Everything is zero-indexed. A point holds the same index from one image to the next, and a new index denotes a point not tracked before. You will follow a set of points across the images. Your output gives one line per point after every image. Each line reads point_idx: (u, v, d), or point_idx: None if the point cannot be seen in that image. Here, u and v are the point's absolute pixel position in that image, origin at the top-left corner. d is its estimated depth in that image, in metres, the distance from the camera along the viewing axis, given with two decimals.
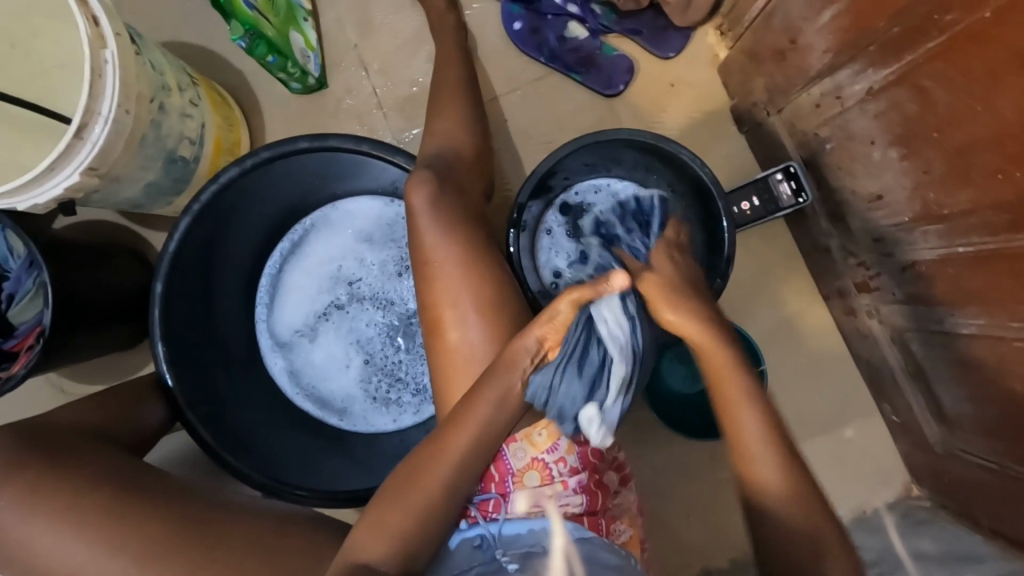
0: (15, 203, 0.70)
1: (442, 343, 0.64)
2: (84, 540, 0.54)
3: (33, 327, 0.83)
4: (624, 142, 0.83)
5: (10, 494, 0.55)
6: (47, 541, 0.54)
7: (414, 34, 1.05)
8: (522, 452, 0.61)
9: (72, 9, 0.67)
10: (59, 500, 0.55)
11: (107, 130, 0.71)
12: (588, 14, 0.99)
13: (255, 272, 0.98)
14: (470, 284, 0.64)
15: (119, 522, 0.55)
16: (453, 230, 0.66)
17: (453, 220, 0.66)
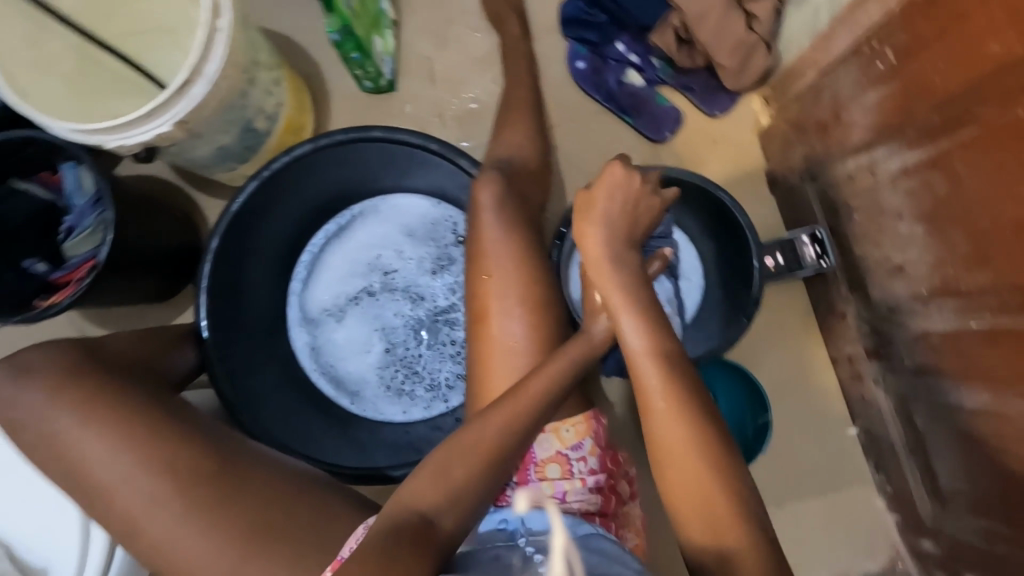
0: (105, 140, 0.74)
1: (484, 331, 0.67)
2: (120, 456, 0.56)
3: (85, 261, 0.86)
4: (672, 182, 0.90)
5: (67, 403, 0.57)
6: (87, 454, 0.56)
7: (484, 57, 1.13)
8: (548, 442, 0.64)
9: None
10: (103, 416, 0.57)
11: (206, 90, 0.75)
12: (647, 65, 1.07)
13: (299, 247, 1.02)
14: (519, 281, 0.68)
15: (157, 447, 0.57)
16: (509, 229, 0.70)
17: (511, 221, 0.71)
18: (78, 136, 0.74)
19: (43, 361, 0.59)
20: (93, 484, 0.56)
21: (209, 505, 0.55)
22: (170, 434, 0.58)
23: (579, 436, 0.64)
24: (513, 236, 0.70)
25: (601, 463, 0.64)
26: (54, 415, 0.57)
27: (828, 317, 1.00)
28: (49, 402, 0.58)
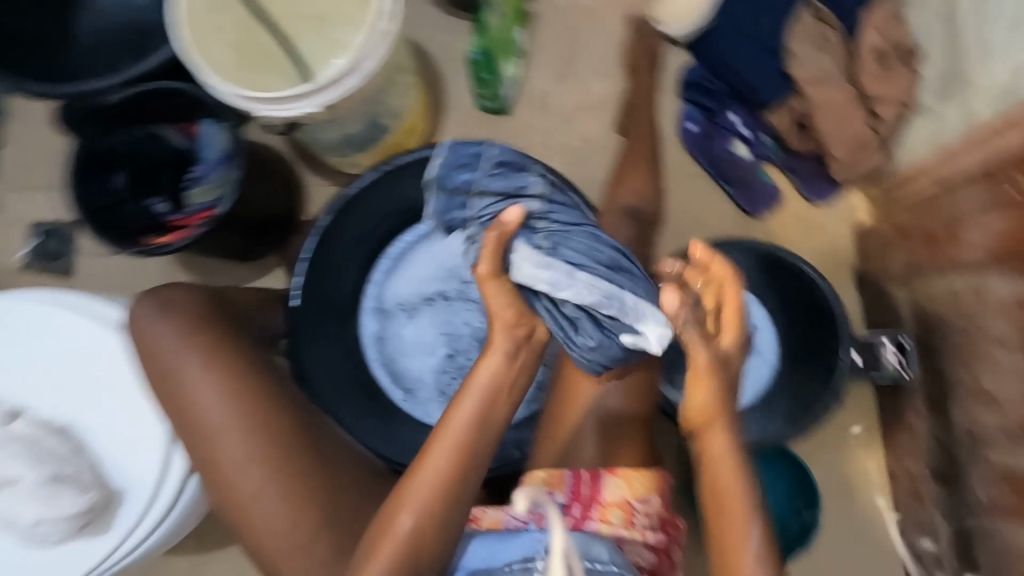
0: (258, 108, 0.80)
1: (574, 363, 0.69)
2: (233, 406, 0.62)
3: (202, 210, 0.93)
4: (770, 260, 0.93)
5: (200, 346, 0.63)
6: (207, 394, 0.62)
7: (600, 101, 1.17)
8: (617, 486, 0.66)
9: None
10: (229, 366, 0.63)
11: (356, 83, 0.80)
12: (756, 140, 1.09)
13: (390, 239, 1.05)
14: None
15: (258, 407, 0.63)
16: None
17: None
18: (238, 101, 0.81)
19: (186, 303, 0.66)
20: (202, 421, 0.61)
21: (294, 470, 0.62)
22: (272, 394, 0.64)
23: (648, 489, 0.66)
24: None
25: (662, 522, 0.66)
26: (184, 355, 0.63)
27: (895, 428, 0.97)
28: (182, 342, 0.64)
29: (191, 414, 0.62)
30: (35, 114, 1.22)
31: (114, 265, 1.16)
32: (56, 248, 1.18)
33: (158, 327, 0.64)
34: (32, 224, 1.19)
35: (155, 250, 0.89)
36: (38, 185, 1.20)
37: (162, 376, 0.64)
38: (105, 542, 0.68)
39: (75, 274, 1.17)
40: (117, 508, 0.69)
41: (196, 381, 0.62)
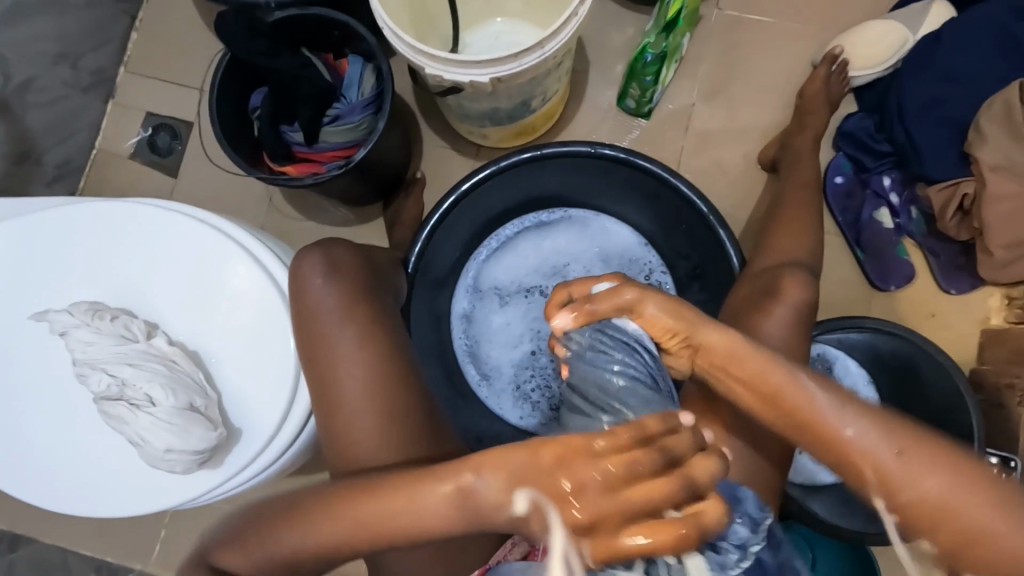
0: (425, 65, 0.76)
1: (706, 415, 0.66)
2: (375, 388, 0.58)
3: (336, 151, 0.93)
4: (901, 347, 0.88)
5: (359, 320, 0.60)
6: (352, 372, 0.58)
7: (746, 127, 1.10)
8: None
9: None
10: (379, 346, 0.59)
11: (535, 62, 0.75)
12: (904, 212, 1.02)
13: (503, 222, 1.02)
14: None
15: (396, 400, 0.59)
16: (757, 327, 0.68)
17: (763, 319, 0.68)
18: (407, 52, 0.76)
19: (348, 267, 0.63)
20: (340, 395, 0.58)
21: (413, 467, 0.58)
22: (411, 392, 0.60)
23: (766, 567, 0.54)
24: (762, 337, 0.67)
25: None
26: (341, 327, 0.59)
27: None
28: (341, 310, 0.60)
29: (329, 387, 0.58)
30: (171, 4, 1.19)
31: (217, 175, 1.16)
32: (165, 143, 1.18)
33: (317, 290, 0.60)
34: (146, 114, 1.19)
35: (282, 179, 0.88)
36: (160, 76, 1.19)
37: (308, 344, 0.59)
38: (215, 479, 0.57)
39: (177, 173, 1.17)
40: (235, 444, 0.59)
41: (348, 355, 0.59)
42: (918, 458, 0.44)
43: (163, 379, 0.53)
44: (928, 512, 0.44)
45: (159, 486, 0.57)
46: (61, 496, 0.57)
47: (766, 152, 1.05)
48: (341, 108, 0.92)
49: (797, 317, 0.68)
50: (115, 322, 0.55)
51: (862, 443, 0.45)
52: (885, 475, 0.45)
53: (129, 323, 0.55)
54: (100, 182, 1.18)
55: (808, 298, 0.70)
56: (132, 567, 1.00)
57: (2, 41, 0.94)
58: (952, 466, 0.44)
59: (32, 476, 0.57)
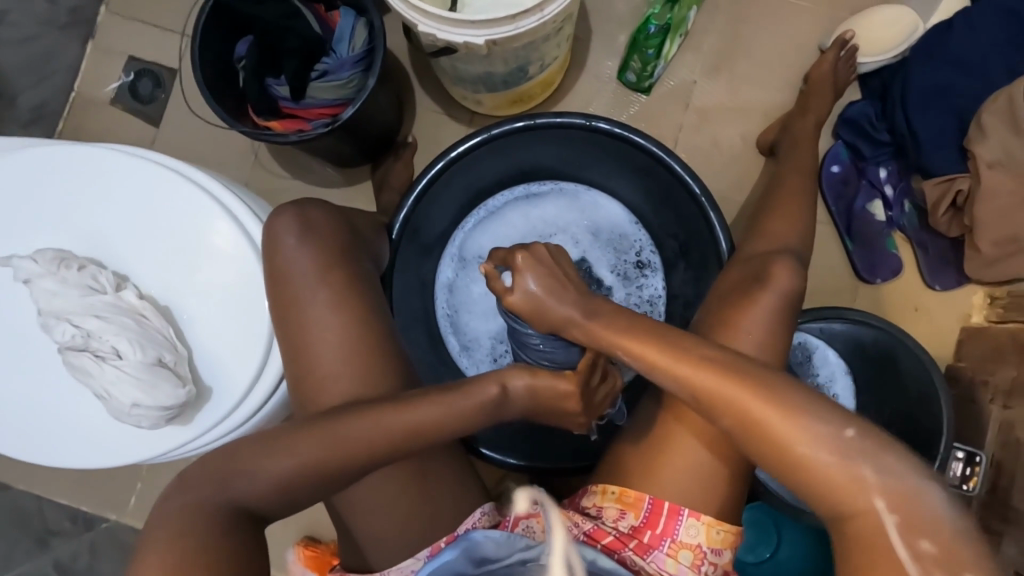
0: (418, 21, 0.73)
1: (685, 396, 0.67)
2: (348, 349, 0.58)
3: (322, 109, 0.89)
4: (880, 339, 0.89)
5: (335, 280, 0.59)
6: (325, 332, 0.57)
7: (746, 109, 1.08)
8: (696, 530, 0.64)
9: None
10: (353, 306, 0.58)
11: (533, 26, 0.72)
12: (897, 204, 1.02)
13: (493, 191, 1.00)
14: None
15: (370, 361, 0.58)
16: (739, 311, 0.68)
17: (746, 304, 0.68)
18: (400, 7, 0.73)
19: (324, 227, 0.61)
20: (314, 357, 0.57)
21: None
22: (387, 355, 0.59)
23: (725, 543, 0.64)
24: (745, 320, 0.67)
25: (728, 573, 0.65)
26: (316, 286, 0.58)
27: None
28: (315, 271, 0.59)
29: (301, 348, 0.57)
30: None
31: (200, 128, 1.12)
32: (147, 90, 1.14)
33: (294, 249, 0.59)
34: (128, 59, 1.14)
35: (266, 135, 0.85)
36: (143, 18, 1.13)
37: (280, 304, 0.58)
38: (184, 436, 0.57)
39: (159, 123, 1.13)
40: (205, 403, 0.58)
41: (321, 316, 0.58)
42: (722, 388, 0.53)
43: (131, 332, 0.52)
44: (731, 427, 0.52)
45: (125, 441, 0.56)
46: (22, 447, 0.55)
47: (766, 135, 1.03)
48: (328, 62, 0.89)
49: (782, 304, 0.68)
50: (82, 271, 0.53)
51: (681, 377, 0.55)
52: (695, 401, 0.54)
53: (98, 274, 0.54)
54: (78, 128, 1.14)
55: (795, 285, 0.69)
56: (106, 518, 1.01)
57: None
58: (754, 398, 0.51)
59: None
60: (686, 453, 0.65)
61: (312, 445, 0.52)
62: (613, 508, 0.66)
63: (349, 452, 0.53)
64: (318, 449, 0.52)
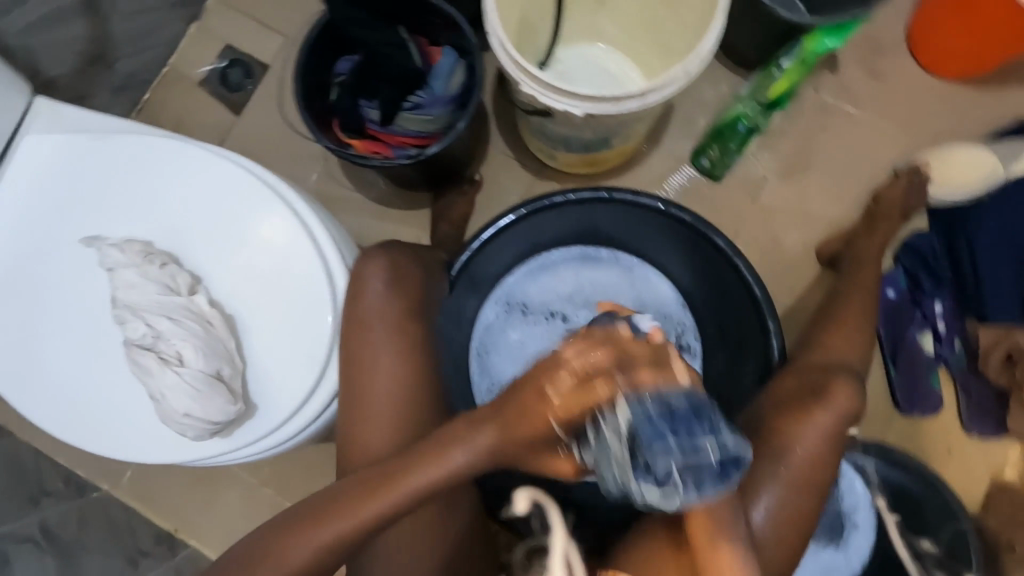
0: (524, 82, 0.74)
1: None
2: (385, 414, 0.58)
3: (407, 139, 0.92)
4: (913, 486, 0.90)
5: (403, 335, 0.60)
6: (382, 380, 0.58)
7: (812, 216, 1.08)
8: None
9: (710, 32, 0.72)
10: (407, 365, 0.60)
11: (632, 109, 0.73)
12: (948, 342, 1.00)
13: (551, 246, 1.00)
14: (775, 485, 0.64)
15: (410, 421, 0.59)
16: (788, 429, 0.67)
17: (798, 426, 0.67)
18: (509, 66, 0.75)
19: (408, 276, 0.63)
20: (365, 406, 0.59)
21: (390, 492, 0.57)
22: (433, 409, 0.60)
23: None
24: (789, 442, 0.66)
25: None
26: (384, 330, 0.59)
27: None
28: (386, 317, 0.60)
29: (357, 392, 0.59)
30: None
31: (278, 125, 1.15)
32: (237, 79, 1.17)
33: (376, 293, 0.60)
34: (225, 46, 1.18)
35: (349, 154, 0.86)
36: (248, 11, 1.17)
37: (352, 352, 0.59)
38: (220, 447, 0.57)
39: (240, 113, 1.16)
40: (248, 420, 0.58)
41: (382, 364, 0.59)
42: None
43: (198, 338, 0.52)
44: None
45: (165, 442, 0.56)
46: (65, 421, 0.56)
47: (827, 246, 1.03)
48: (421, 96, 0.92)
49: (831, 431, 0.67)
50: (164, 269, 0.54)
51: None
52: None
53: (177, 275, 0.54)
54: (162, 101, 1.17)
55: (848, 411, 0.68)
56: (99, 487, 1.01)
57: None
58: None
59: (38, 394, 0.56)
60: None
61: (314, 536, 0.55)
62: None
63: (347, 528, 0.54)
64: (318, 538, 0.55)
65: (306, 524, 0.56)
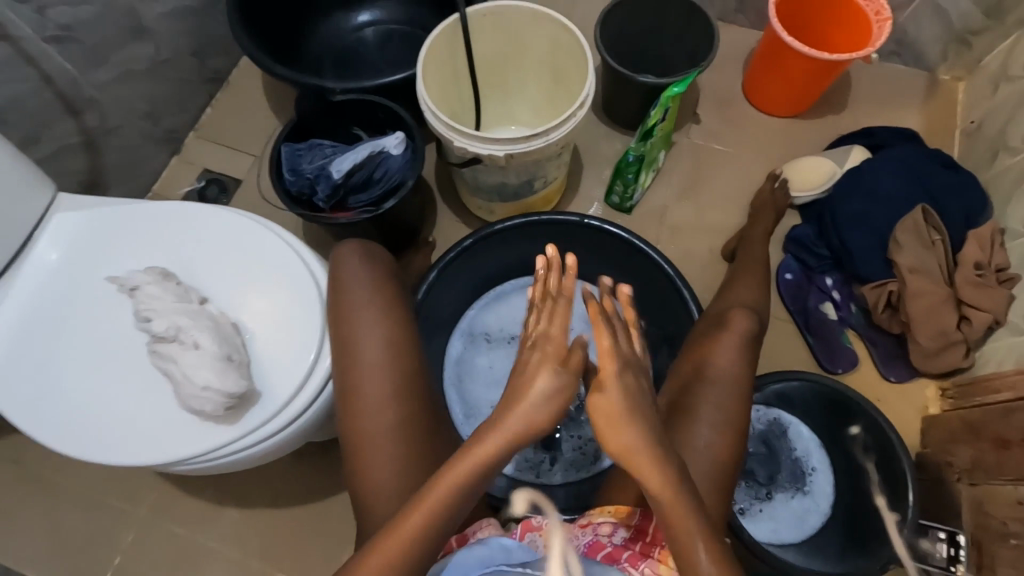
0: (454, 138, 0.96)
1: (683, 431, 0.76)
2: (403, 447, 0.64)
3: (366, 205, 1.06)
4: (841, 422, 0.96)
5: (408, 403, 0.65)
6: (395, 440, 0.64)
7: (712, 230, 1.31)
8: None
9: (584, 88, 0.98)
10: (413, 415, 0.65)
11: (540, 145, 0.96)
12: (844, 306, 1.18)
13: (501, 279, 1.16)
14: (725, 402, 0.78)
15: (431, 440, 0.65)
16: (731, 362, 0.81)
17: (742, 358, 0.81)
18: (442, 129, 0.97)
19: (407, 343, 0.69)
20: (381, 452, 0.63)
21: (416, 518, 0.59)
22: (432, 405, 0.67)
23: None
24: (714, 367, 0.80)
25: None
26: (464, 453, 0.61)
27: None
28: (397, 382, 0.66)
29: (375, 447, 0.64)
30: (245, 87, 1.44)
31: None
32: (213, 194, 1.36)
33: (353, 264, 0.72)
34: (202, 170, 1.38)
35: (319, 219, 1.01)
36: (221, 141, 1.40)
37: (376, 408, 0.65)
38: (226, 435, 0.66)
39: None
40: (253, 404, 0.67)
41: (383, 427, 0.64)
42: None
43: (211, 330, 0.66)
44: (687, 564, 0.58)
45: (186, 434, 0.66)
46: (85, 440, 0.65)
47: (727, 246, 1.24)
48: (361, 157, 1.03)
49: (739, 346, 0.82)
50: (180, 286, 0.70)
51: None
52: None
53: (189, 290, 0.69)
54: None
55: (749, 328, 0.84)
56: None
57: (105, 94, 1.17)
58: None
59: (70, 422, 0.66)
60: None
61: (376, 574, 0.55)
62: (608, 524, 0.70)
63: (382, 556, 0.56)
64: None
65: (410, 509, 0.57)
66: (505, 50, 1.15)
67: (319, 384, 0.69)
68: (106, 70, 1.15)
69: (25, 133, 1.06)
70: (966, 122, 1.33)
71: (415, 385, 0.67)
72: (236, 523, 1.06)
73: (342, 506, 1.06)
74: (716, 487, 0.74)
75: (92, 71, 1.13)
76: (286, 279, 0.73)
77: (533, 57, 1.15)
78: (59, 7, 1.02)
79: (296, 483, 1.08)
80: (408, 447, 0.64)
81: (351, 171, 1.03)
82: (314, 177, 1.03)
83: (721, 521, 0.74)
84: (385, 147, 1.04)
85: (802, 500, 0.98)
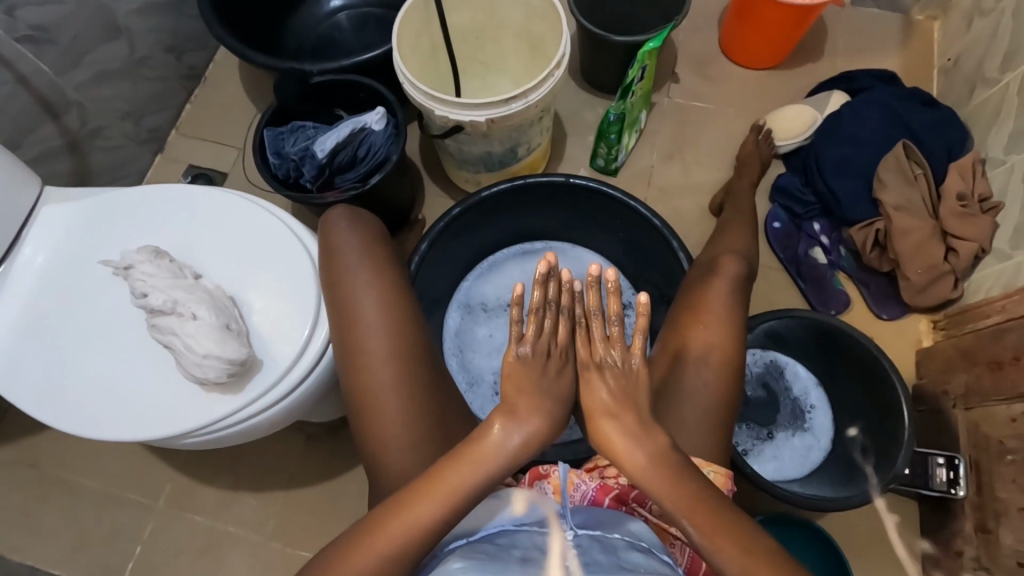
0: (435, 107, 0.96)
1: (680, 372, 0.78)
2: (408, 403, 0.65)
3: (353, 183, 1.06)
4: (839, 357, 0.97)
5: (410, 363, 0.66)
6: (400, 397, 0.65)
7: (699, 186, 1.31)
8: None
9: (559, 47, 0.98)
10: (416, 373, 0.66)
11: (521, 108, 0.96)
12: (833, 250, 1.19)
13: (493, 248, 1.17)
14: (721, 341, 0.79)
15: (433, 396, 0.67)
16: (725, 303, 0.82)
17: (735, 299, 0.83)
18: (422, 99, 0.97)
19: (402, 305, 0.69)
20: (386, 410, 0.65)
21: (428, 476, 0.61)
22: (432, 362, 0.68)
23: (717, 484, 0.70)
24: (709, 309, 0.81)
25: None
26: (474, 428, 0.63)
27: (933, 564, 1.00)
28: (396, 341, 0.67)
29: (381, 405, 0.65)
30: (223, 81, 1.44)
31: None
32: None
33: (343, 230, 0.72)
34: (188, 166, 1.38)
35: (307, 199, 1.02)
36: (204, 136, 1.40)
37: (378, 371, 0.66)
38: (234, 404, 0.67)
39: None
40: (255, 372, 0.69)
41: (387, 388, 0.65)
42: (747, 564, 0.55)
43: (208, 302, 0.67)
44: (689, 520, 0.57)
45: (195, 406, 0.67)
46: (99, 419, 0.67)
47: (714, 200, 1.25)
48: (343, 135, 1.03)
49: (732, 287, 0.84)
50: (174, 265, 0.71)
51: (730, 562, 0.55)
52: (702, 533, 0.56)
53: (183, 267, 0.71)
54: None
55: (741, 269, 0.86)
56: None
57: (82, 95, 1.17)
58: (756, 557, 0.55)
59: (81, 402, 0.68)
60: (677, 411, 0.76)
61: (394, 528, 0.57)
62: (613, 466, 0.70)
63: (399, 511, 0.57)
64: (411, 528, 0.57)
65: (420, 494, 0.58)
66: (478, 20, 1.14)
67: (320, 350, 0.70)
68: (82, 71, 1.15)
69: (8, 138, 1.06)
70: (942, 60, 1.33)
71: (415, 342, 0.68)
72: (254, 506, 1.08)
73: (357, 482, 1.08)
74: (716, 421, 0.76)
75: (69, 72, 1.13)
76: (282, 256, 0.74)
77: (507, 25, 1.15)
78: (29, 7, 1.01)
79: (310, 464, 1.10)
80: (413, 400, 0.65)
81: (334, 150, 1.03)
82: (299, 159, 1.03)
83: (724, 455, 0.76)
84: (366, 123, 1.03)
85: (804, 438, 1.00)
